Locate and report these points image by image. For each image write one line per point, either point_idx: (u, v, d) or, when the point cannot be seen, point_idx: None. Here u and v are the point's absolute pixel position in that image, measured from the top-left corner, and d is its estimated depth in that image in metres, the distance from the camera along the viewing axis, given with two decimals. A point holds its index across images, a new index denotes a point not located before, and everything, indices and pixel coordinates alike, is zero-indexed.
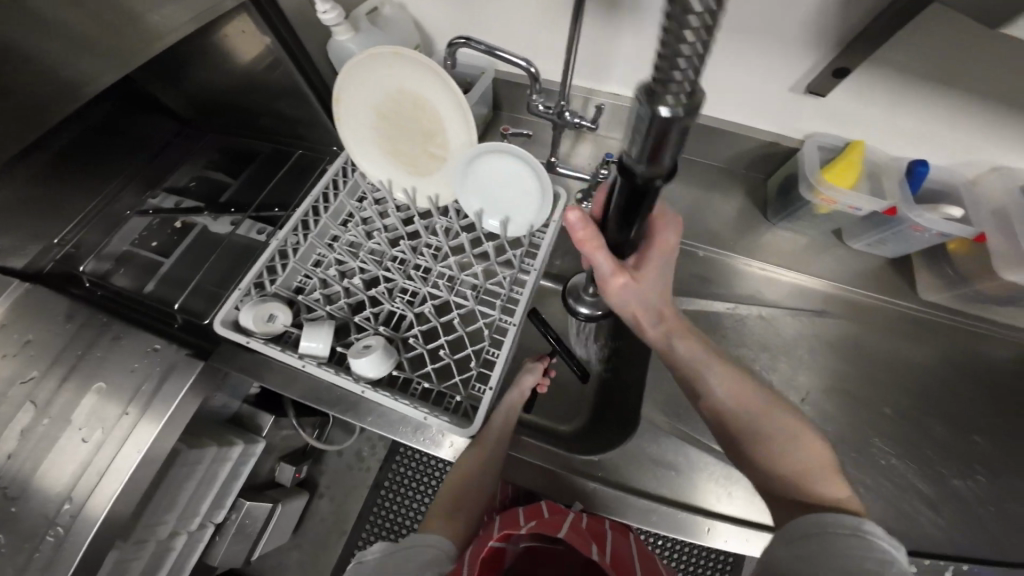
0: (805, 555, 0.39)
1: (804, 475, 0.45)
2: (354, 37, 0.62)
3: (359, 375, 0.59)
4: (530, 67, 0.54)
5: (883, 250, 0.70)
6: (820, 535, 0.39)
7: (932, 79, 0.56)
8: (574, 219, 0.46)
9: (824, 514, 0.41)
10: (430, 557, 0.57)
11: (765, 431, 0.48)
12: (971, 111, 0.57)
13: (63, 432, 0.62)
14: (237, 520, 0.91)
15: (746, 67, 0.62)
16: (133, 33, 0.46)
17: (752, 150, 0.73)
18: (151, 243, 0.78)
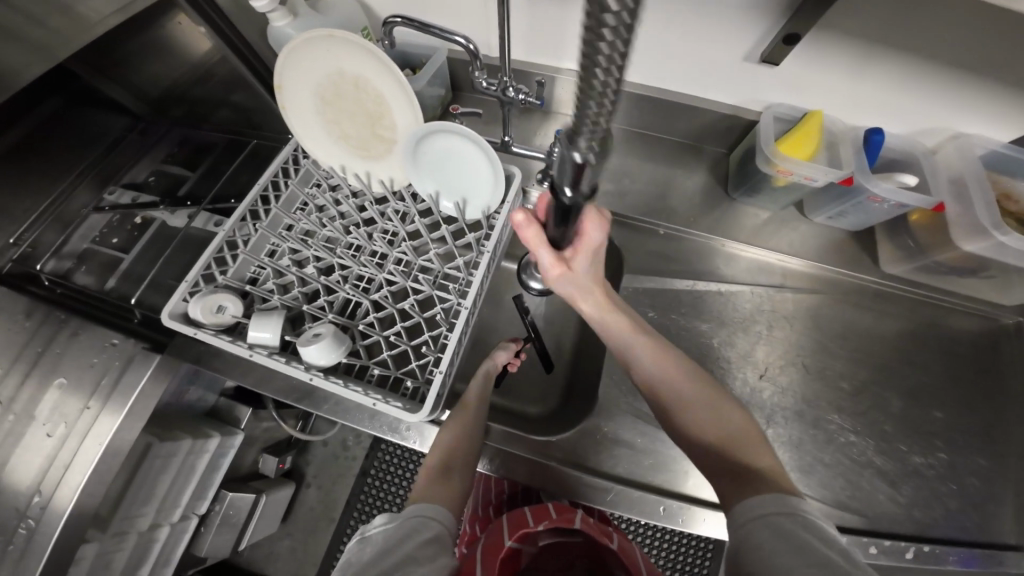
0: (757, 546, 0.38)
1: (727, 443, 0.47)
2: (293, 21, 0.60)
3: (310, 363, 0.59)
4: (468, 44, 0.52)
5: (843, 222, 0.69)
6: (756, 520, 0.40)
7: (885, 45, 0.54)
8: (519, 220, 0.48)
9: (764, 497, 0.41)
10: (434, 528, 0.49)
11: (693, 406, 0.50)
12: (927, 77, 0.56)
13: (26, 427, 0.62)
14: (222, 511, 0.87)
15: (694, 40, 0.61)
16: (65, 19, 0.49)
17: (714, 122, 0.72)
18: (112, 240, 0.75)
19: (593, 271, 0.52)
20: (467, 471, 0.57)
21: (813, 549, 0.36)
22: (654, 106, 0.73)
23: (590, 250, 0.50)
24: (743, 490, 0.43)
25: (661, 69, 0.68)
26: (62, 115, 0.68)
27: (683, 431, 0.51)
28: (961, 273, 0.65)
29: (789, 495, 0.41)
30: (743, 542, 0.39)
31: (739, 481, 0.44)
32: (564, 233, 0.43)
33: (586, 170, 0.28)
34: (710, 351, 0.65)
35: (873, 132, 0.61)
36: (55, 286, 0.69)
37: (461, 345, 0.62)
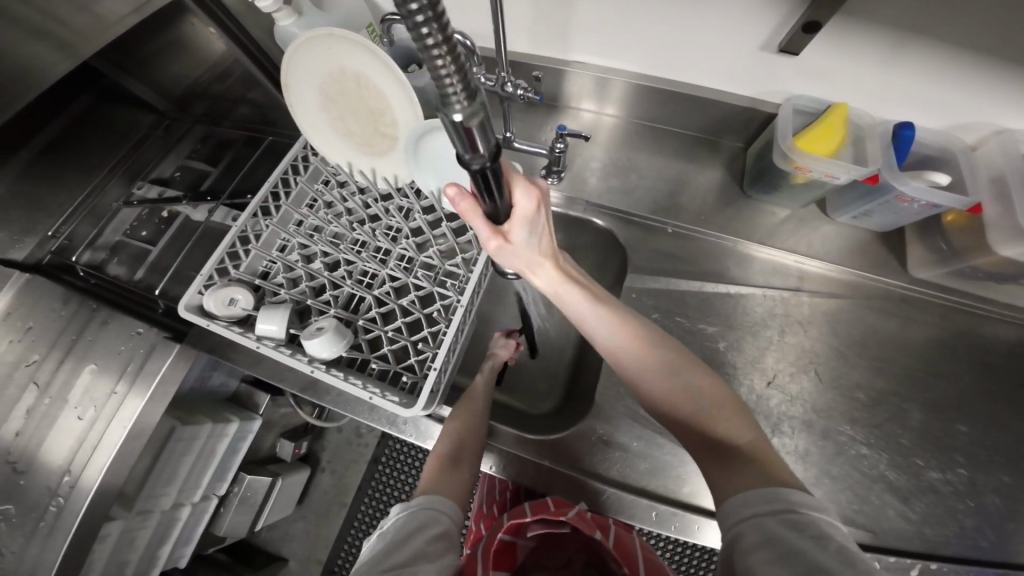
0: (749, 549, 0.37)
1: (708, 421, 0.46)
2: (298, 20, 0.60)
3: (312, 356, 0.61)
4: (465, 40, 0.51)
5: (869, 222, 0.65)
6: (750, 519, 0.38)
7: (915, 34, 0.49)
8: (451, 196, 0.42)
9: (750, 493, 0.39)
10: (443, 524, 0.49)
11: (659, 381, 0.49)
12: (965, 66, 0.51)
13: (60, 409, 0.67)
14: (239, 493, 0.92)
15: (710, 26, 0.58)
16: (79, 25, 0.50)
17: (730, 115, 0.68)
18: (141, 233, 0.79)
19: (534, 239, 0.48)
20: (475, 462, 0.59)
21: (804, 555, 0.34)
22: (665, 98, 0.70)
23: (526, 219, 0.44)
24: (732, 484, 0.41)
25: (673, 58, 0.65)
26: (95, 109, 0.76)
27: (665, 410, 0.50)
28: (996, 279, 0.60)
29: (781, 488, 0.39)
30: (735, 545, 0.38)
31: (723, 464, 0.43)
32: (497, 206, 0.39)
33: (483, 131, 0.27)
34: (717, 355, 0.63)
35: (904, 126, 0.56)
36: (89, 276, 0.73)
37: (459, 341, 0.63)
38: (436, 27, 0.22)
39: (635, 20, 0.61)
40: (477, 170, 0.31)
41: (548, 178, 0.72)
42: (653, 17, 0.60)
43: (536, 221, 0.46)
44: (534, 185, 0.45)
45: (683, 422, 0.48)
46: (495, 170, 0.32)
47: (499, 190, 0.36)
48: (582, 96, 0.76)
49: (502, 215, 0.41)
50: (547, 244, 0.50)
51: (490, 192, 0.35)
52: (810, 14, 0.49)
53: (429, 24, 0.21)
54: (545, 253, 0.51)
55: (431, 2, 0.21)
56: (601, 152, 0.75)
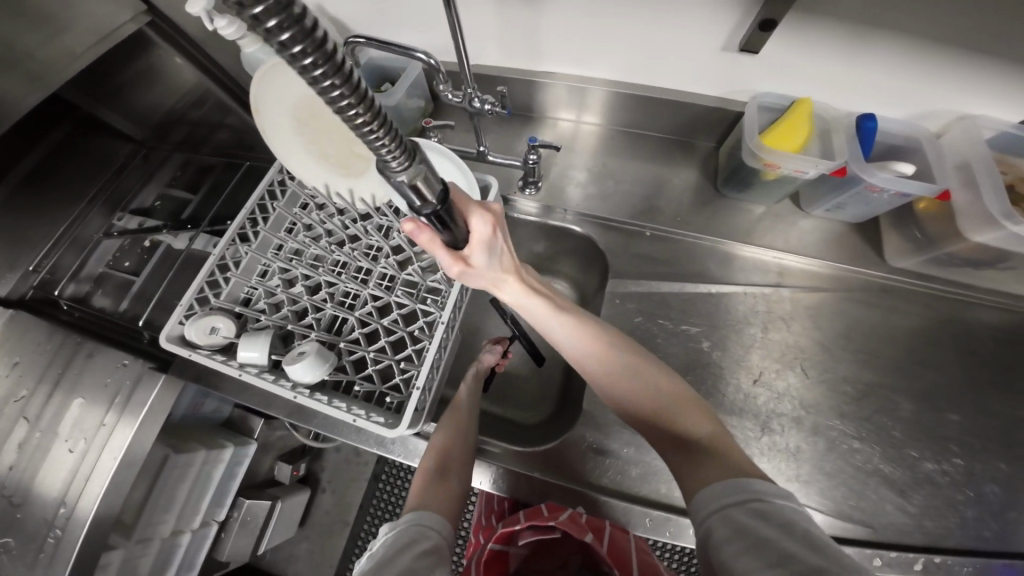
0: (719, 543, 0.37)
1: (671, 417, 0.48)
2: (264, 47, 0.61)
3: (296, 382, 0.61)
4: (428, 59, 0.52)
5: (844, 214, 0.65)
6: (717, 511, 0.38)
7: (865, 27, 0.50)
8: (408, 230, 0.41)
9: (716, 487, 0.40)
10: (431, 539, 0.48)
11: (626, 384, 0.50)
12: (921, 55, 0.52)
13: (51, 441, 0.66)
14: (240, 517, 0.91)
15: (672, 30, 0.59)
16: (51, 62, 0.51)
17: (700, 116, 0.69)
18: (124, 263, 0.80)
19: (496, 259, 0.49)
20: (464, 472, 0.58)
21: (773, 543, 0.34)
22: (634, 103, 0.71)
23: (483, 242, 0.45)
24: (697, 479, 0.42)
25: (638, 63, 0.66)
26: (71, 140, 0.74)
27: (636, 411, 0.50)
28: (975, 265, 0.60)
29: (745, 478, 0.39)
30: (706, 538, 0.38)
31: (688, 458, 0.44)
32: (454, 233, 0.40)
33: (423, 179, 0.29)
34: (703, 356, 0.62)
35: (866, 119, 0.57)
36: (74, 310, 0.74)
37: (443, 359, 0.63)
38: (336, 73, 0.22)
39: (598, 27, 0.62)
40: (429, 213, 0.33)
41: (525, 190, 0.73)
42: (615, 23, 0.60)
43: (496, 243, 0.47)
44: (488, 209, 0.46)
45: (652, 421, 0.49)
46: (445, 207, 0.33)
47: (452, 219, 0.37)
48: (556, 105, 0.76)
49: (462, 242, 0.42)
50: (509, 261, 0.51)
51: (445, 223, 0.37)
52: (767, 10, 0.50)
53: (315, 59, 0.21)
54: (507, 271, 0.51)
55: (327, 56, 0.21)
56: (577, 158, 0.76)
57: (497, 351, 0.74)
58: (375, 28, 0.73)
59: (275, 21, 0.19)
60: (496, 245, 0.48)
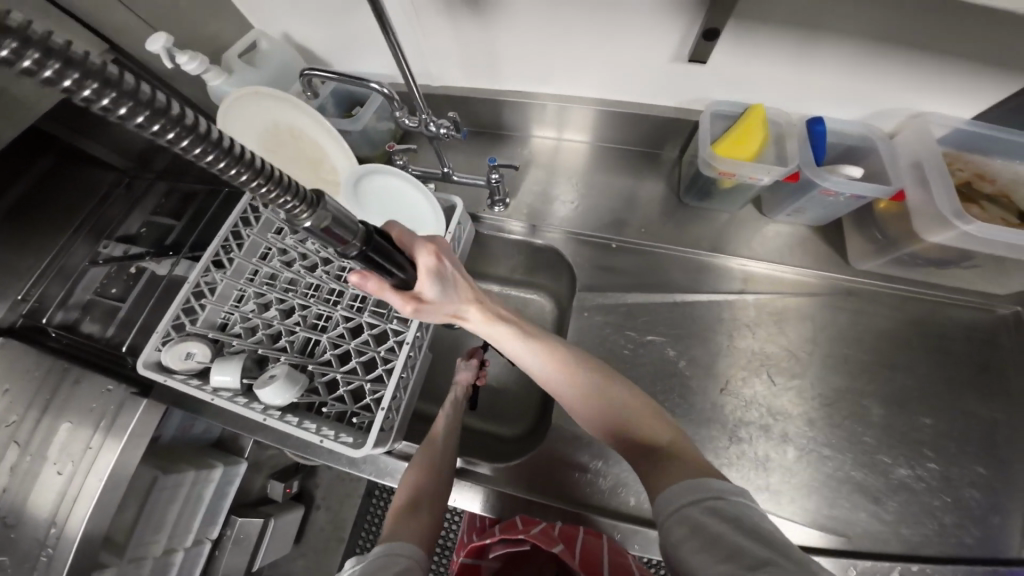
0: (679, 544, 0.36)
1: (636, 427, 0.47)
2: (229, 79, 0.65)
3: (267, 405, 0.62)
4: (381, 88, 0.54)
5: (805, 217, 0.65)
6: (676, 512, 0.37)
7: (803, 33, 0.52)
8: (356, 280, 0.42)
9: (678, 486, 0.39)
10: (403, 563, 0.48)
11: (588, 399, 0.50)
12: (861, 57, 0.53)
13: (41, 465, 0.68)
14: (233, 535, 0.88)
15: (623, 44, 0.60)
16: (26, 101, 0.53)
17: (659, 127, 0.70)
18: (112, 290, 0.80)
19: (449, 290, 0.51)
20: (436, 503, 0.57)
21: (723, 538, 0.34)
22: (595, 117, 0.72)
23: (432, 275, 0.47)
24: (661, 482, 0.41)
25: (595, 77, 0.67)
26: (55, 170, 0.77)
27: (602, 426, 0.50)
28: (940, 266, 0.59)
29: (705, 478, 0.39)
30: (667, 540, 0.37)
31: (654, 465, 0.43)
32: (398, 270, 0.42)
33: (338, 226, 0.33)
34: (670, 366, 0.62)
35: (815, 122, 0.57)
36: (62, 336, 0.76)
37: (411, 378, 0.63)
38: (214, 148, 0.25)
39: (551, 44, 0.63)
40: (356, 255, 0.37)
41: (494, 206, 0.74)
42: (567, 40, 0.62)
43: (445, 273, 0.50)
44: (433, 242, 0.49)
45: (617, 435, 0.48)
46: (367, 247, 0.37)
47: (388, 258, 0.40)
48: (520, 121, 0.77)
49: (408, 277, 0.44)
50: (463, 290, 0.53)
51: (382, 262, 0.40)
52: (710, 19, 0.51)
53: (181, 135, 0.24)
54: (465, 298, 0.54)
55: (200, 136, 0.24)
56: (543, 173, 0.77)
57: (473, 368, 0.75)
58: (342, 56, 0.76)
59: (145, 117, 0.22)
60: (444, 278, 0.50)
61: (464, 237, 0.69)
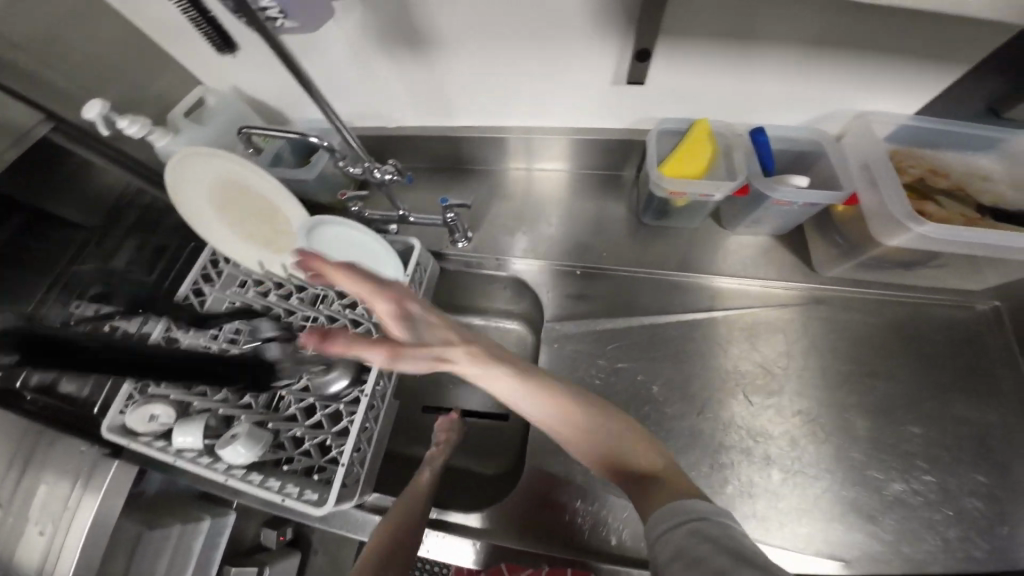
0: (663, 566, 0.35)
1: (625, 458, 0.46)
2: (175, 139, 0.65)
3: (230, 466, 0.60)
4: (321, 140, 0.55)
5: (766, 228, 0.64)
6: (661, 535, 0.37)
7: (734, 47, 0.52)
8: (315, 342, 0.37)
9: (665, 509, 0.39)
10: None
11: (578, 439, 0.48)
12: (793, 66, 0.53)
13: (21, 525, 0.61)
14: None
15: (565, 71, 0.60)
16: None
17: (614, 149, 0.70)
18: None
19: (423, 330, 0.45)
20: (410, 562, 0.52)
21: (707, 562, 0.33)
22: (550, 145, 0.72)
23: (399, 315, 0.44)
24: (651, 507, 0.41)
25: (544, 105, 0.66)
26: None
27: (597, 455, 0.48)
28: (908, 268, 0.58)
29: (687, 499, 0.39)
30: (655, 565, 0.36)
31: (644, 493, 0.43)
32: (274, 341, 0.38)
33: None
34: (644, 394, 0.60)
35: (758, 133, 0.57)
36: (37, 399, 0.68)
37: (377, 429, 0.62)
38: None
39: (497, 79, 0.63)
40: None
41: (456, 240, 0.72)
42: (512, 75, 0.62)
43: (413, 314, 0.45)
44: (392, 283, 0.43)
45: (612, 465, 0.47)
46: None
47: None
48: (477, 154, 0.77)
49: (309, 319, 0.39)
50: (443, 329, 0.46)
51: None
52: (641, 40, 0.52)
53: None
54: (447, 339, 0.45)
55: None
56: (504, 204, 0.76)
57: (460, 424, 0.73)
58: (296, 107, 0.77)
59: None
60: (418, 321, 0.45)
61: (424, 278, 0.68)
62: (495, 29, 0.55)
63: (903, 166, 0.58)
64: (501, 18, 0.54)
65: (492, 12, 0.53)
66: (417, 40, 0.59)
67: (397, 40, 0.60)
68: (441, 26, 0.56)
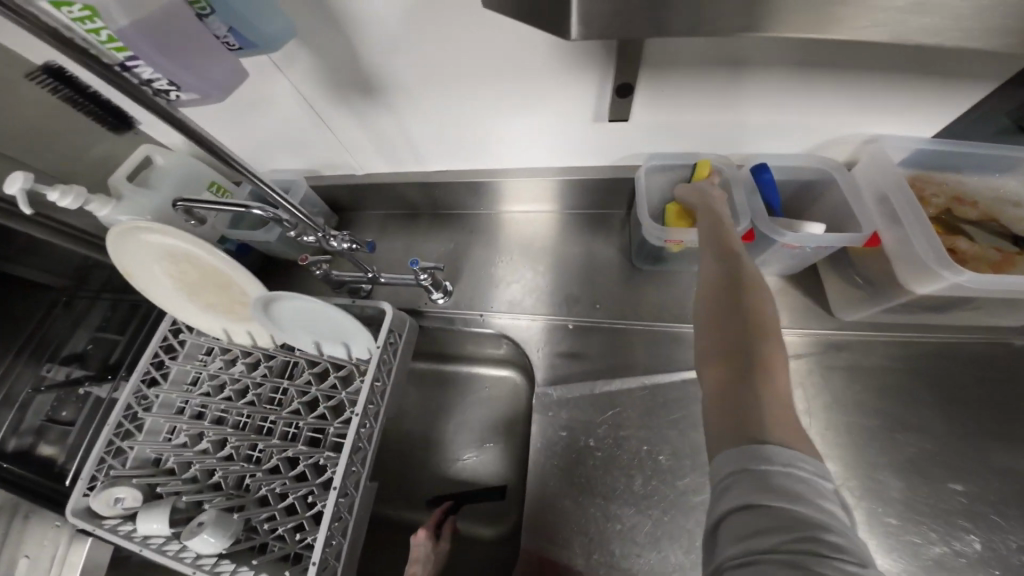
0: (723, 515, 0.28)
1: (752, 346, 0.33)
2: (116, 207, 0.59)
3: (198, 555, 0.53)
4: (266, 211, 0.47)
5: (773, 270, 0.58)
6: (744, 474, 0.28)
7: (723, 78, 0.46)
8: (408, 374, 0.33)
9: (742, 449, 0.29)
10: None
11: (748, 337, 0.33)
12: (792, 95, 0.47)
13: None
14: None
15: (539, 110, 0.54)
16: None
17: (600, 187, 0.64)
18: (62, 413, 0.67)
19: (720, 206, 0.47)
20: None
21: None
22: (532, 186, 0.66)
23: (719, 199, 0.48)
24: (729, 416, 0.31)
25: (516, 146, 0.61)
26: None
27: (712, 282, 0.38)
28: (936, 308, 0.52)
29: (777, 464, 0.28)
30: (717, 501, 0.29)
31: (739, 369, 0.32)
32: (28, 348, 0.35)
33: None
34: (650, 465, 0.54)
35: (759, 171, 0.52)
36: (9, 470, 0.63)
37: (353, 518, 0.55)
38: None
39: (464, 122, 0.58)
40: None
41: (434, 296, 0.66)
42: (482, 119, 0.57)
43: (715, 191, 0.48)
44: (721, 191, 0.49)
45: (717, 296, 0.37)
46: None
47: None
48: (451, 200, 0.72)
49: None
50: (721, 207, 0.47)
51: None
52: (621, 75, 0.46)
53: None
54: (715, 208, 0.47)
55: None
56: (486, 250, 0.70)
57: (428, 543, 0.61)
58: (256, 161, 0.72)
59: None
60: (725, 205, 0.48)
61: (399, 343, 0.61)
62: (455, 72, 0.50)
63: (924, 195, 0.52)
64: (460, 61, 0.48)
65: (449, 55, 0.47)
66: (372, 88, 0.54)
67: (351, 90, 0.54)
68: (396, 75, 0.51)
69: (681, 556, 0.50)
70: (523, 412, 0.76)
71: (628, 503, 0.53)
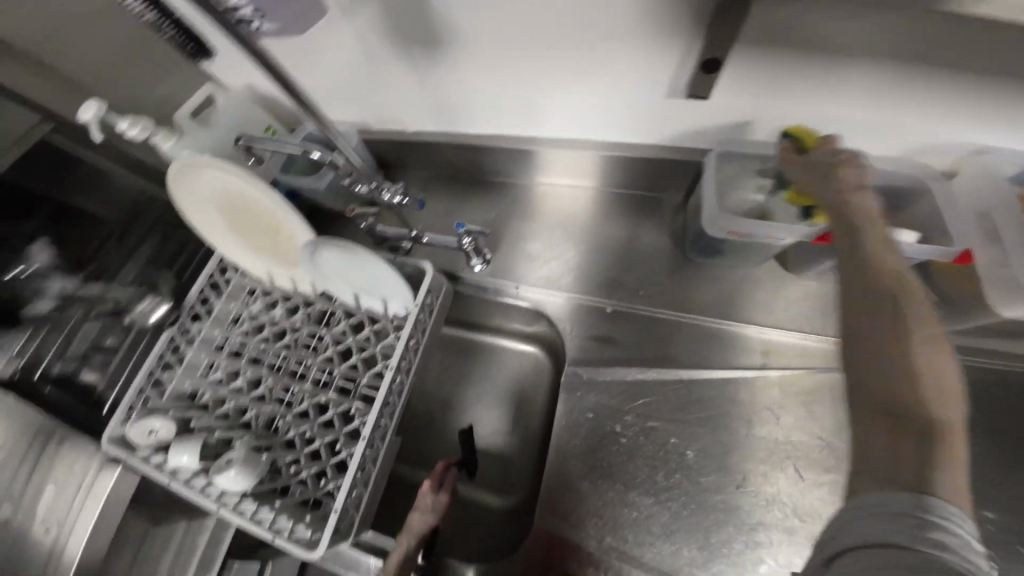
0: (843, 551, 0.32)
1: (908, 393, 0.34)
2: (178, 142, 0.58)
3: (223, 491, 0.55)
4: (326, 156, 0.47)
5: (839, 276, 0.55)
6: (868, 518, 0.31)
7: (820, 59, 0.43)
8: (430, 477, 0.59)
9: (884, 497, 0.31)
10: None
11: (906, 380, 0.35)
12: (890, 85, 0.44)
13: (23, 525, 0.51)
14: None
15: (613, 74, 0.50)
16: None
17: (660, 169, 0.61)
18: (107, 342, 0.63)
19: (860, 197, 0.44)
20: None
21: None
22: (586, 160, 0.63)
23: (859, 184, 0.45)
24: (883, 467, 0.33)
25: (577, 115, 0.58)
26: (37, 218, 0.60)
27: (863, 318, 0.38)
28: None
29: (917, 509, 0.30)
30: (831, 539, 0.33)
31: (892, 423, 0.34)
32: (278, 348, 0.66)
33: None
34: (675, 460, 0.53)
35: None
36: (57, 394, 0.58)
37: (375, 470, 0.56)
38: None
39: (529, 87, 0.56)
40: None
41: (473, 262, 0.63)
42: (549, 85, 0.54)
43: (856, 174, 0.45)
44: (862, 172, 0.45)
45: (864, 338, 0.37)
46: None
47: None
48: (496, 167, 0.69)
49: None
50: (864, 202, 0.44)
51: None
52: (710, 47, 0.42)
53: None
54: (856, 202, 0.44)
55: None
56: (529, 223, 0.69)
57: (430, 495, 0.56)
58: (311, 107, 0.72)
59: None
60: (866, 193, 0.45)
61: (437, 303, 0.62)
62: (528, 29, 0.47)
63: None
64: (537, 16, 0.45)
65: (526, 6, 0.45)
66: (440, 40, 0.52)
67: (418, 39, 0.52)
68: (466, 28, 0.49)
69: (693, 547, 0.50)
70: (545, 390, 0.76)
71: (647, 492, 0.52)
